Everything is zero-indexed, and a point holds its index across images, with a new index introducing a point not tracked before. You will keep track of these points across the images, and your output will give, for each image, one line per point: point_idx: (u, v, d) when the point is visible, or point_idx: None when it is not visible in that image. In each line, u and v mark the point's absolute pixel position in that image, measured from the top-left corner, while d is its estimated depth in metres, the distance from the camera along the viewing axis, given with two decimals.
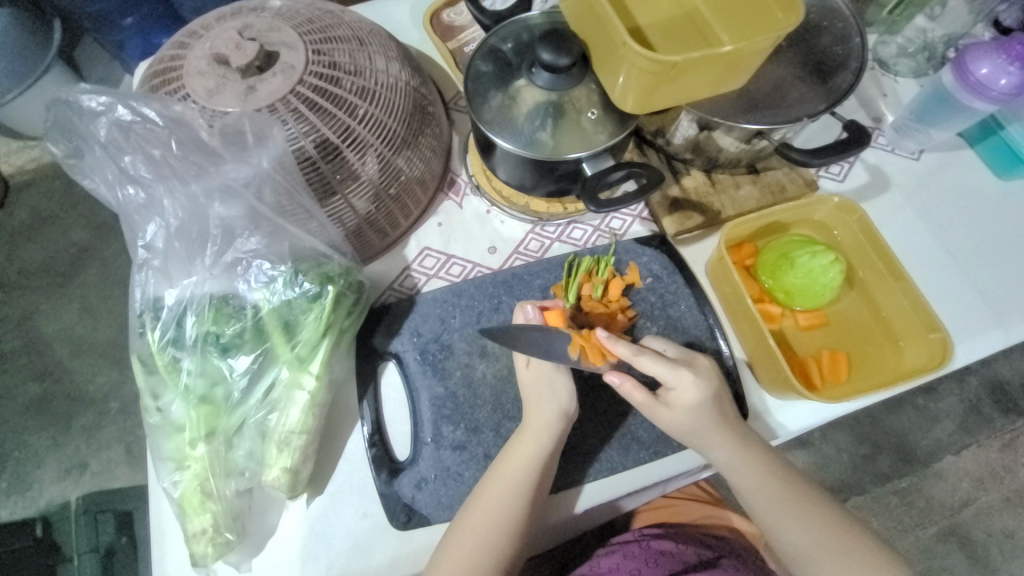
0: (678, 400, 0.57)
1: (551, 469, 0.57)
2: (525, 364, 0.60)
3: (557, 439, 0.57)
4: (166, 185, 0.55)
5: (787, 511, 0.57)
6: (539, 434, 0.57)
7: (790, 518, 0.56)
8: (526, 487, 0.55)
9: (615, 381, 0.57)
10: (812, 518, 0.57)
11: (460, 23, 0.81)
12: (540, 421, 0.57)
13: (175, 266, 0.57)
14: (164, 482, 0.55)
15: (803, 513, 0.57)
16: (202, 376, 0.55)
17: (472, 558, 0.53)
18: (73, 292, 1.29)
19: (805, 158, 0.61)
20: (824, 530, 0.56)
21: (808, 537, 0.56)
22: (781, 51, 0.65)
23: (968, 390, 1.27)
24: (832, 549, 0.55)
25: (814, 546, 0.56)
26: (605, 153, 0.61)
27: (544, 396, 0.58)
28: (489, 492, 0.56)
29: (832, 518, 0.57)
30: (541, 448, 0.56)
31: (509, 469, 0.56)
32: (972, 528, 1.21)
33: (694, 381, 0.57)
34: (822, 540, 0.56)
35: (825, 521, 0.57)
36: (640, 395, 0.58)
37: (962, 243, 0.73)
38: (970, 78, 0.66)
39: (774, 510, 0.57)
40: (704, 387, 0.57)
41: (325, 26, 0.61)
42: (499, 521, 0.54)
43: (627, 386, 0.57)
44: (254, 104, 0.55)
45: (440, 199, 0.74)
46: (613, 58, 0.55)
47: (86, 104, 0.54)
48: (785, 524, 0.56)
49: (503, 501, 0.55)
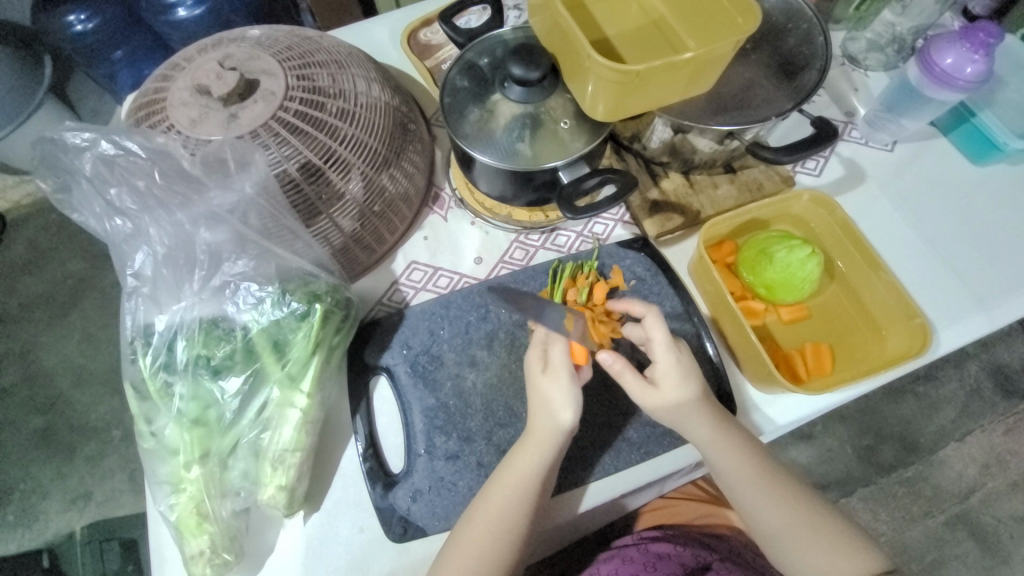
0: (664, 377, 0.58)
1: (552, 476, 0.58)
2: (540, 369, 0.59)
3: (559, 448, 0.57)
4: (151, 214, 0.57)
5: (762, 490, 0.58)
6: (539, 443, 0.57)
7: (764, 498, 0.57)
8: (527, 496, 0.56)
9: (607, 358, 0.58)
10: (785, 498, 0.58)
11: (437, 42, 0.83)
12: (542, 430, 0.57)
13: (164, 292, 0.58)
14: (161, 505, 0.55)
15: (777, 494, 0.58)
16: (194, 399, 0.55)
17: (474, 567, 0.54)
18: (73, 322, 1.31)
19: (776, 156, 0.62)
20: (797, 511, 0.57)
21: (781, 516, 0.57)
22: (747, 53, 0.67)
23: (968, 375, 1.28)
24: (803, 528, 0.56)
25: (786, 525, 0.57)
26: (581, 161, 0.63)
27: (552, 402, 0.57)
28: (490, 501, 0.56)
29: (804, 498, 0.58)
30: (543, 457, 0.56)
31: (511, 480, 0.56)
32: (981, 514, 1.21)
33: (677, 359, 0.58)
34: (795, 520, 0.57)
35: (798, 502, 0.58)
36: (629, 374, 0.59)
37: (939, 230, 0.74)
38: (937, 69, 0.68)
39: (750, 489, 0.58)
40: (687, 365, 0.58)
41: (304, 52, 0.63)
42: (500, 530, 0.55)
43: (618, 366, 0.58)
44: (236, 132, 0.56)
45: (425, 214, 0.76)
46: (581, 68, 0.56)
47: (72, 140, 0.56)
48: (759, 502, 0.57)
49: (505, 511, 0.55)
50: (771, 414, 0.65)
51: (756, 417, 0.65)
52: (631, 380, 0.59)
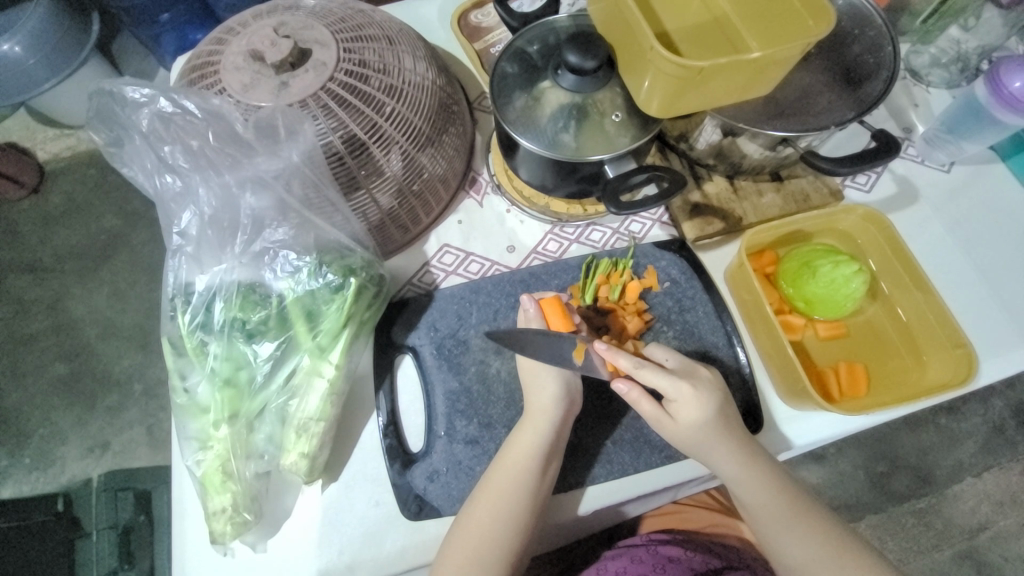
0: (682, 413, 0.57)
1: (552, 457, 0.58)
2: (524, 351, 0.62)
3: (554, 425, 0.58)
4: (201, 175, 0.57)
5: (788, 525, 0.56)
6: (536, 421, 0.58)
7: (790, 532, 0.56)
8: (528, 476, 0.56)
9: (621, 389, 0.58)
10: (814, 534, 0.56)
11: (487, 25, 0.82)
12: (537, 407, 0.58)
13: (207, 252, 0.58)
14: (188, 460, 0.57)
15: (805, 529, 0.56)
16: (227, 360, 0.56)
17: (478, 547, 0.54)
18: (104, 276, 1.34)
19: (832, 166, 0.60)
20: (826, 547, 0.55)
21: (810, 553, 0.55)
22: (809, 59, 0.64)
23: (992, 411, 1.24)
24: (833, 566, 0.54)
25: (815, 562, 0.55)
26: (628, 156, 0.61)
27: (540, 377, 0.59)
28: (492, 480, 0.56)
29: (836, 535, 0.56)
30: (538, 435, 0.57)
31: (511, 458, 0.57)
32: (992, 553, 1.18)
33: (694, 397, 0.56)
34: (824, 557, 0.55)
35: (828, 538, 0.56)
36: (645, 404, 0.58)
37: (991, 258, 0.71)
38: (1004, 91, 0.65)
39: (776, 522, 0.57)
40: (704, 398, 0.57)
41: (356, 25, 0.63)
42: (503, 509, 0.55)
43: (634, 396, 0.58)
44: (286, 100, 0.56)
45: (461, 197, 0.75)
46: (639, 61, 0.55)
47: (130, 95, 0.57)
48: (786, 537, 0.56)
49: (508, 491, 0.55)
50: (799, 430, 0.63)
51: (783, 431, 0.64)
52: (647, 409, 0.58)
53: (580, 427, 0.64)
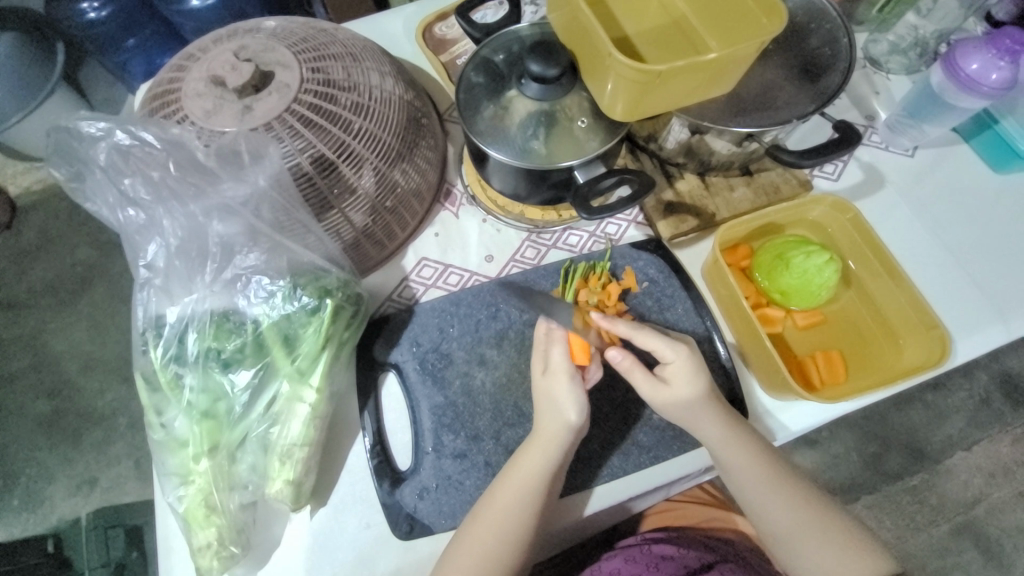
0: (676, 376, 0.57)
1: (558, 481, 0.57)
2: (540, 372, 0.59)
3: (563, 453, 0.57)
4: (165, 206, 0.57)
5: (774, 494, 0.57)
6: (546, 445, 0.57)
7: (775, 500, 0.57)
8: (532, 501, 0.55)
9: (614, 357, 0.58)
10: (793, 498, 0.57)
11: (452, 36, 0.82)
12: (549, 432, 0.57)
13: (177, 283, 0.57)
14: (169, 497, 0.55)
15: (788, 496, 0.57)
16: (204, 391, 0.55)
17: (480, 569, 0.54)
18: (82, 309, 1.31)
19: (796, 159, 0.61)
20: (808, 514, 0.56)
21: (791, 518, 0.56)
22: (769, 53, 0.65)
23: (977, 385, 1.26)
24: (812, 527, 0.56)
25: (799, 526, 0.56)
26: (597, 161, 0.62)
27: (555, 401, 0.57)
28: (494, 502, 0.56)
29: (811, 497, 0.57)
30: (547, 460, 0.56)
31: (516, 481, 0.56)
32: (986, 524, 1.20)
33: (691, 357, 0.57)
34: (802, 519, 0.56)
35: (806, 502, 0.57)
36: (638, 372, 0.58)
37: (959, 239, 0.73)
38: (960, 74, 0.66)
39: (759, 489, 0.57)
40: (699, 362, 0.58)
41: (319, 45, 0.63)
42: (505, 531, 0.54)
43: (627, 363, 0.58)
44: (250, 124, 0.56)
45: (437, 210, 0.75)
46: (601, 66, 0.55)
47: (87, 129, 0.56)
48: (768, 502, 0.57)
49: (510, 514, 0.55)
50: (786, 420, 0.64)
51: (768, 423, 0.64)
52: (641, 379, 0.59)
53: None
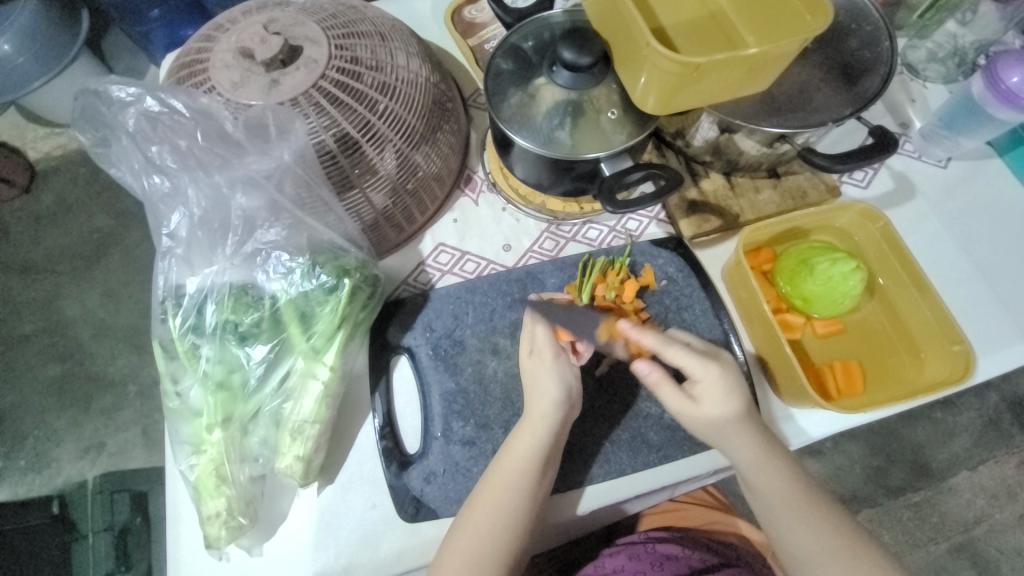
0: (707, 395, 0.56)
1: (551, 462, 0.57)
2: (527, 353, 0.60)
3: (552, 433, 0.57)
4: (190, 176, 0.56)
5: (803, 514, 0.55)
6: (536, 427, 0.57)
7: (804, 522, 0.55)
8: (526, 483, 0.55)
9: (642, 370, 0.57)
10: (826, 528, 0.55)
11: (481, 21, 0.81)
12: (537, 414, 0.57)
13: (198, 254, 0.57)
14: (181, 465, 0.56)
15: (817, 519, 0.55)
16: (220, 363, 0.55)
17: (477, 553, 0.53)
18: (97, 276, 1.33)
19: (828, 163, 0.59)
20: (839, 539, 0.54)
21: (821, 542, 0.54)
22: (807, 54, 0.64)
23: (988, 405, 1.24)
24: (843, 553, 0.53)
25: (829, 552, 0.54)
26: (624, 153, 0.61)
27: (540, 380, 0.58)
28: (490, 484, 0.56)
29: (847, 529, 0.55)
30: (538, 440, 0.56)
31: (509, 463, 0.56)
32: (986, 545, 1.19)
33: (720, 376, 0.55)
34: (836, 550, 0.54)
35: (840, 532, 0.55)
36: (667, 387, 0.57)
37: (988, 254, 0.71)
38: (1001, 87, 0.64)
39: (789, 514, 0.55)
40: (729, 379, 0.56)
41: (348, 22, 0.62)
42: (501, 514, 0.54)
43: (655, 377, 0.57)
44: (278, 98, 0.56)
45: (457, 195, 0.75)
46: (635, 57, 0.54)
47: (116, 94, 0.56)
48: (797, 525, 0.55)
49: (506, 496, 0.55)
50: (801, 427, 0.63)
51: (782, 429, 0.63)
52: (668, 393, 0.57)
53: (578, 428, 0.63)
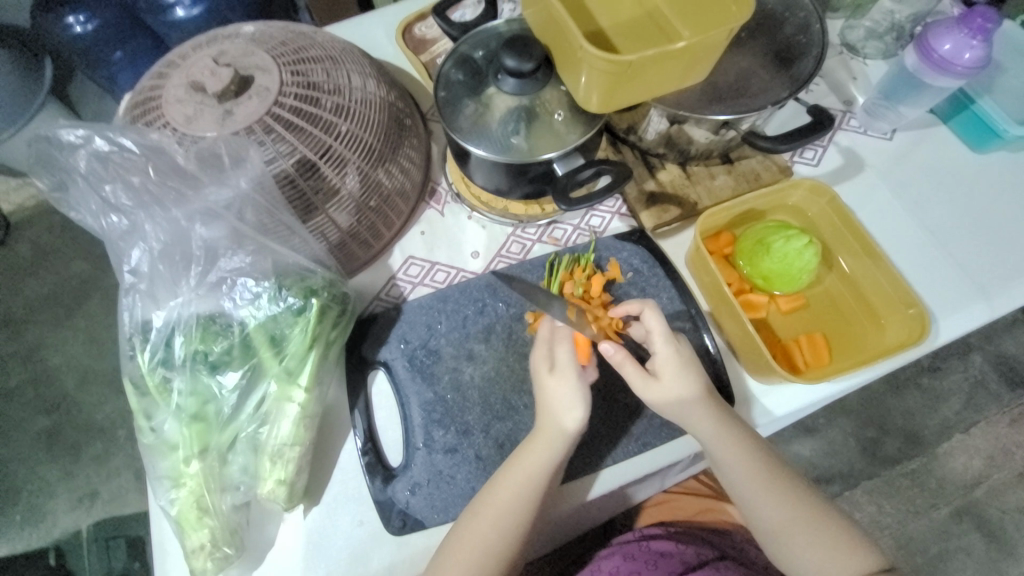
0: (667, 370, 0.57)
1: (558, 475, 0.57)
2: (547, 369, 0.58)
3: (566, 450, 0.56)
4: (146, 211, 0.57)
5: (763, 488, 0.57)
6: (550, 443, 0.56)
7: (765, 495, 0.56)
8: (533, 497, 0.55)
9: (608, 349, 0.58)
10: (786, 495, 0.57)
11: (432, 36, 0.83)
12: (552, 430, 0.56)
13: (161, 288, 0.57)
14: (161, 500, 0.56)
15: (778, 492, 0.57)
16: (192, 395, 0.55)
17: (478, 561, 0.54)
18: (77, 322, 1.32)
19: (772, 145, 0.62)
20: (797, 508, 0.56)
21: (780, 513, 0.56)
22: (741, 42, 0.66)
23: (972, 366, 1.27)
24: (801, 521, 0.56)
25: (788, 521, 0.56)
26: (576, 152, 0.62)
27: (564, 404, 0.56)
28: (491, 499, 0.56)
29: (804, 494, 0.57)
30: (550, 458, 0.56)
31: (518, 480, 0.55)
32: (986, 505, 1.20)
33: (679, 353, 0.58)
34: (795, 516, 0.56)
35: (799, 498, 0.57)
36: (630, 367, 0.58)
37: (941, 219, 0.73)
38: (934, 56, 0.66)
39: (751, 486, 0.57)
40: (687, 356, 0.58)
41: (299, 48, 0.63)
42: (505, 525, 0.55)
43: (619, 356, 0.58)
44: (231, 128, 0.56)
45: (422, 209, 0.76)
46: (574, 59, 0.56)
47: (66, 138, 0.55)
48: (758, 497, 0.57)
49: (509, 511, 0.55)
50: (777, 401, 0.65)
51: (757, 407, 0.65)
52: (630, 372, 0.58)
53: None
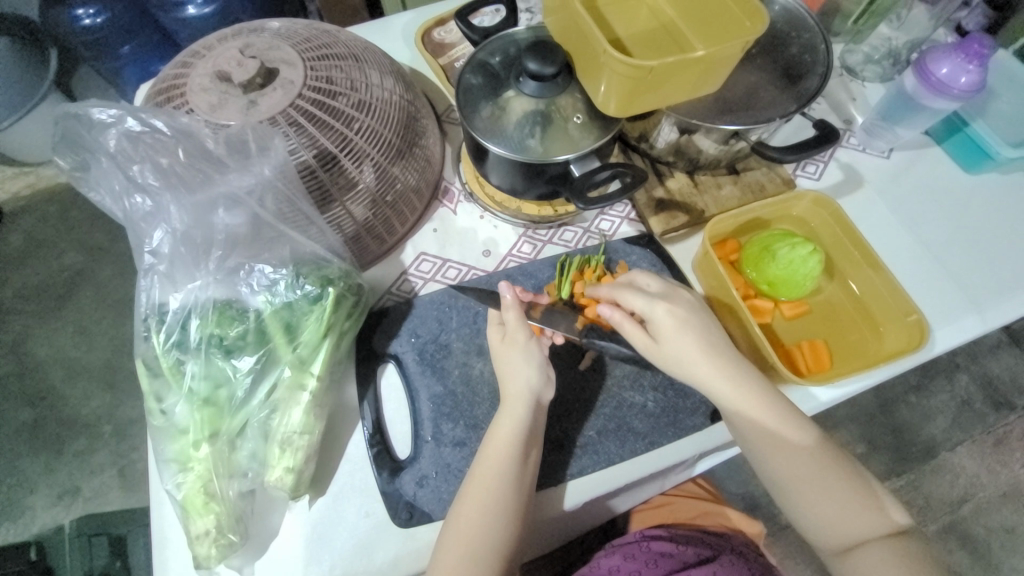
0: (667, 332, 0.57)
1: (534, 444, 0.58)
2: (499, 340, 0.61)
3: (533, 414, 0.57)
4: (172, 193, 0.57)
5: (772, 439, 0.55)
6: (515, 408, 0.57)
7: (775, 447, 0.55)
8: (512, 465, 0.55)
9: (608, 310, 0.59)
10: (794, 445, 0.55)
11: (450, 41, 0.85)
12: (516, 395, 0.58)
13: (180, 270, 0.58)
14: (167, 484, 0.55)
15: (788, 445, 0.55)
16: (205, 378, 0.55)
17: (471, 536, 0.54)
18: (68, 314, 1.30)
19: (780, 155, 0.64)
20: (807, 462, 0.55)
21: (788, 465, 0.55)
22: (752, 58, 0.70)
23: (959, 386, 1.30)
24: (808, 476, 0.54)
25: (794, 474, 0.54)
26: (592, 155, 0.64)
27: (517, 367, 0.58)
28: (479, 479, 0.55)
29: (818, 447, 0.55)
30: (515, 422, 0.57)
31: (491, 450, 0.56)
32: (972, 523, 1.22)
33: (670, 313, 0.57)
34: (803, 470, 0.54)
35: (808, 451, 0.55)
36: (630, 328, 0.59)
37: (936, 235, 0.76)
38: (932, 78, 0.70)
39: (760, 437, 0.55)
40: (680, 316, 0.57)
41: (322, 45, 0.65)
42: (490, 500, 0.54)
43: (618, 317, 0.59)
44: (256, 117, 0.57)
45: (435, 207, 0.77)
46: (595, 66, 0.58)
47: (97, 116, 0.56)
48: (767, 448, 0.55)
49: (494, 484, 0.55)
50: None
51: None
52: (631, 331, 0.59)
53: (563, 421, 0.64)
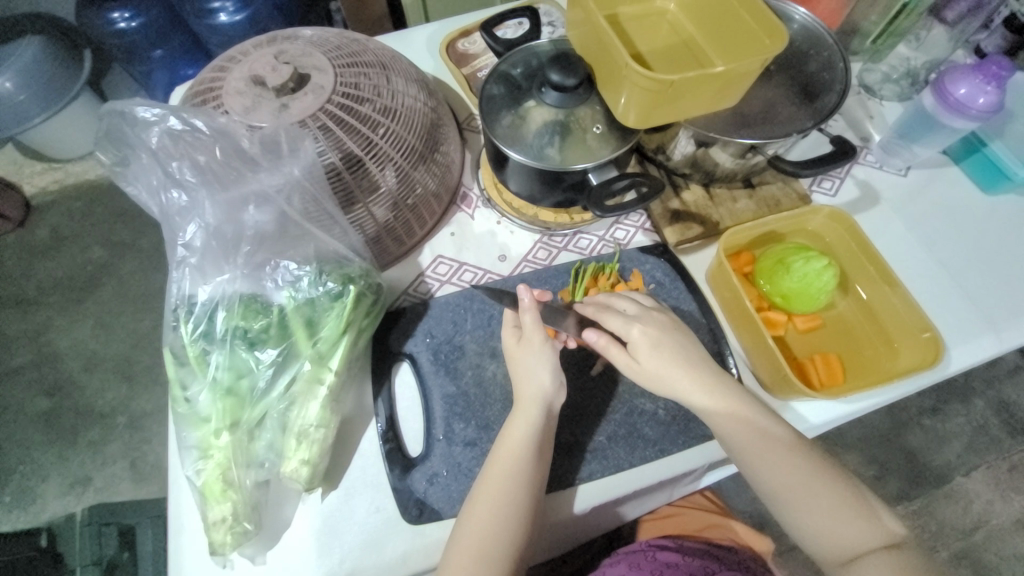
0: (644, 352, 0.58)
1: (546, 444, 0.58)
2: (514, 343, 0.61)
3: (546, 415, 0.58)
4: (206, 190, 0.59)
5: (762, 452, 0.55)
6: (528, 410, 0.58)
7: (767, 457, 0.55)
8: (524, 465, 0.56)
9: (591, 337, 0.60)
10: (785, 456, 0.55)
11: (473, 52, 0.88)
12: (530, 397, 0.58)
13: (210, 264, 0.60)
14: (188, 470, 0.57)
15: (779, 456, 0.55)
16: (229, 368, 0.57)
17: (481, 534, 0.54)
18: (89, 307, 1.33)
19: (795, 169, 0.65)
20: (798, 474, 0.54)
21: (780, 477, 0.54)
22: (771, 74, 0.71)
23: (975, 411, 1.28)
24: (801, 487, 0.54)
25: (786, 485, 0.54)
26: (610, 165, 0.65)
27: (531, 370, 0.59)
28: (491, 477, 0.56)
29: (809, 459, 0.55)
30: (530, 423, 0.57)
31: (506, 452, 0.57)
32: (986, 552, 1.19)
33: (646, 333, 0.58)
34: (795, 481, 0.54)
35: (800, 462, 0.55)
36: (616, 351, 0.60)
37: (952, 254, 0.76)
38: (950, 98, 0.70)
39: (749, 449, 0.55)
40: (656, 336, 0.58)
41: (352, 53, 0.67)
42: (504, 501, 0.55)
43: (603, 342, 0.60)
44: (288, 120, 0.60)
45: (454, 211, 0.79)
46: (616, 78, 0.60)
47: (140, 114, 0.58)
48: (759, 461, 0.55)
49: (506, 483, 0.55)
50: (800, 415, 0.65)
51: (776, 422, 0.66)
52: (617, 355, 0.60)
53: (573, 425, 0.64)
